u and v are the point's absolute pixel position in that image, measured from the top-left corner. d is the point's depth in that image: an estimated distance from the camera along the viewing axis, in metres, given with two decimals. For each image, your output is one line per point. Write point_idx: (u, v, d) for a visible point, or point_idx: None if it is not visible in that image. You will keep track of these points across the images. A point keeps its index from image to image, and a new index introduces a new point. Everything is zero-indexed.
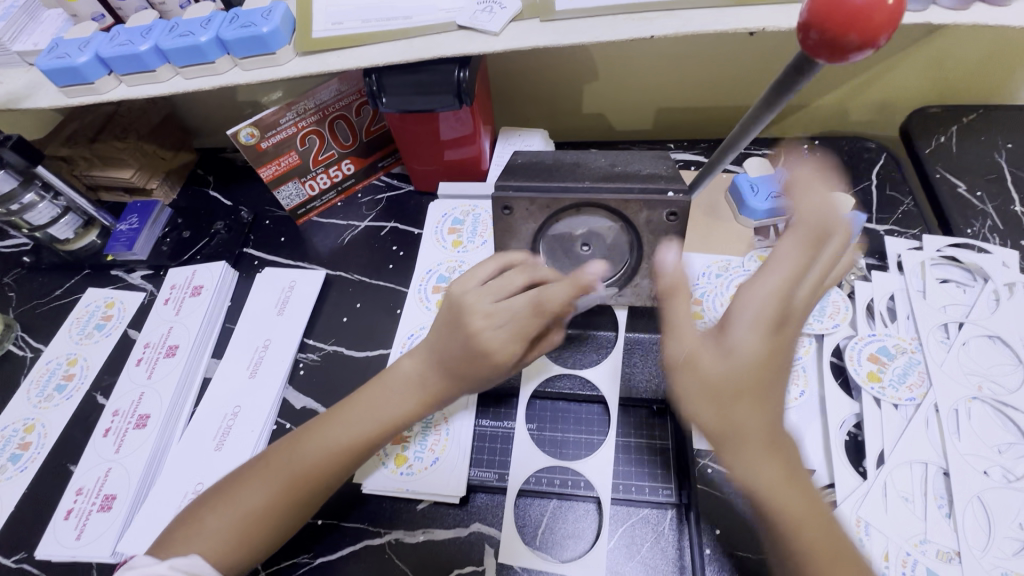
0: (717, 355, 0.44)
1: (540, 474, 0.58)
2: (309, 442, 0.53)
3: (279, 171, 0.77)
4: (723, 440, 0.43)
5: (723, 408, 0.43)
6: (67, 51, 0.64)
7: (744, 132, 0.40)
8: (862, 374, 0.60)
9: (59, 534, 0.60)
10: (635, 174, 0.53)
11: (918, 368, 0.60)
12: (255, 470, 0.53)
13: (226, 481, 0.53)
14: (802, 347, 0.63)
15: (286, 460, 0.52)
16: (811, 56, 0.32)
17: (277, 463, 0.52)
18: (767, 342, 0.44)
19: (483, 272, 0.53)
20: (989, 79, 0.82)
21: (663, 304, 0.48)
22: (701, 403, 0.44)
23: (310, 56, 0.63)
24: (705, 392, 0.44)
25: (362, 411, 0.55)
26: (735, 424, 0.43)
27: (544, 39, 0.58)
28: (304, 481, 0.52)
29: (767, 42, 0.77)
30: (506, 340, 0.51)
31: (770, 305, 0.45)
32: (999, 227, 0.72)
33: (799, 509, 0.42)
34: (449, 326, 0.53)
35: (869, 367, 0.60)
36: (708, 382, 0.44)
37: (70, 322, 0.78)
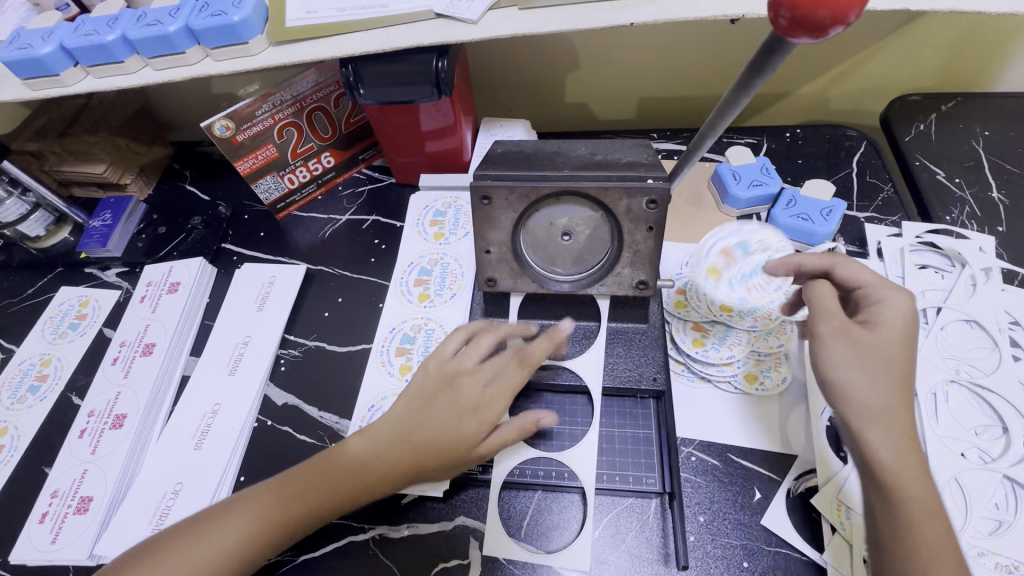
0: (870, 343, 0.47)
1: (528, 463, 0.57)
2: (303, 476, 0.50)
3: (257, 164, 0.75)
4: (877, 423, 0.45)
5: (867, 374, 0.47)
6: (31, 42, 0.62)
7: (720, 118, 0.40)
8: None
9: (34, 538, 0.59)
10: (615, 162, 0.52)
11: None
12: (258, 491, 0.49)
13: (206, 509, 0.49)
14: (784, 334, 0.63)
15: (287, 486, 0.49)
16: (784, 36, 0.32)
17: (272, 489, 0.49)
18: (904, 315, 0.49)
19: (453, 344, 0.57)
20: (967, 65, 0.83)
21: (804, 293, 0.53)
22: (851, 371, 0.47)
23: (284, 45, 0.61)
24: (859, 356, 0.47)
25: (346, 460, 0.51)
26: (883, 394, 0.46)
27: (523, 25, 0.57)
28: (295, 508, 0.48)
29: (746, 30, 0.77)
30: (494, 395, 0.53)
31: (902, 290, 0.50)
32: (976, 214, 0.73)
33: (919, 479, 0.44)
34: (431, 391, 0.54)
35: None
36: (865, 345, 0.47)
37: (43, 322, 0.76)
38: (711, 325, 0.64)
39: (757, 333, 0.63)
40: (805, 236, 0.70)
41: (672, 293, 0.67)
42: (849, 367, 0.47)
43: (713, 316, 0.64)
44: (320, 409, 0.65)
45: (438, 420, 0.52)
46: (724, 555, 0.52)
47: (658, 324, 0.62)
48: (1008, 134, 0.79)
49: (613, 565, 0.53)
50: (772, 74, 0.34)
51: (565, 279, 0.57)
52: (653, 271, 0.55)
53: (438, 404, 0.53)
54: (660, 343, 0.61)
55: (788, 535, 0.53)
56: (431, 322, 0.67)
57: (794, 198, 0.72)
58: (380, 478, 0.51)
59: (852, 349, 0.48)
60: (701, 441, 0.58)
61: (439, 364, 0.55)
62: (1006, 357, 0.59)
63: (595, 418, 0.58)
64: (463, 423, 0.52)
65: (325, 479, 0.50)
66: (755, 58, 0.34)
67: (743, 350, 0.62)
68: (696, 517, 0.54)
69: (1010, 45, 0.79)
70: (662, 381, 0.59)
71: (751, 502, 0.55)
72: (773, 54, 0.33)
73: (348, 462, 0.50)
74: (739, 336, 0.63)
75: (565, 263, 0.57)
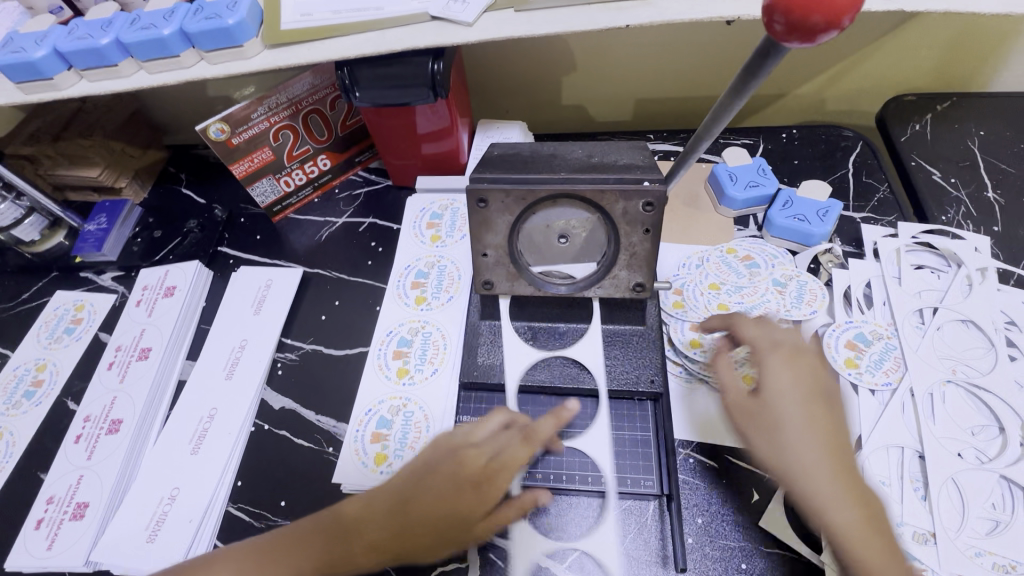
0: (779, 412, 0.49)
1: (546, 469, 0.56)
2: (285, 542, 0.49)
3: (252, 168, 0.75)
4: (808, 487, 0.46)
5: (772, 443, 0.49)
6: (24, 45, 0.61)
7: (715, 121, 0.40)
8: (840, 360, 0.60)
9: (30, 544, 0.58)
10: (612, 164, 0.52)
11: (894, 354, 0.60)
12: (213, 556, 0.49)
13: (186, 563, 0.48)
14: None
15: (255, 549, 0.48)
16: (779, 40, 0.32)
17: (255, 554, 0.48)
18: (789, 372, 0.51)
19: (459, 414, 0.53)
20: (962, 65, 0.83)
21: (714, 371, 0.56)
22: (761, 442, 0.49)
23: (279, 48, 0.61)
24: (761, 424, 0.50)
25: (340, 523, 0.48)
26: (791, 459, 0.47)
27: (519, 27, 0.57)
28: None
29: (742, 32, 0.77)
30: (498, 473, 0.49)
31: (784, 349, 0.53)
32: (972, 214, 0.73)
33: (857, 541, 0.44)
34: (432, 464, 0.50)
35: (847, 354, 0.60)
36: (761, 414, 0.50)
37: (38, 327, 0.76)
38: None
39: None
40: (801, 237, 0.70)
41: (670, 294, 0.67)
42: (760, 439, 0.49)
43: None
44: (318, 413, 0.64)
45: (444, 495, 0.48)
46: (722, 557, 0.52)
47: (656, 327, 0.61)
48: (1003, 133, 0.79)
49: None
50: (768, 77, 0.34)
51: (562, 281, 0.57)
52: (649, 273, 0.55)
53: (438, 480, 0.49)
54: (657, 344, 0.60)
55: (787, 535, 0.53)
56: (428, 325, 0.67)
57: (791, 198, 0.72)
58: (372, 546, 0.48)
59: (755, 421, 0.50)
60: (699, 442, 0.58)
61: (447, 437, 0.52)
62: (1002, 357, 0.59)
63: (599, 418, 0.57)
64: (469, 500, 0.48)
65: (315, 547, 0.48)
66: (751, 61, 0.34)
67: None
68: (694, 519, 0.54)
69: (1004, 45, 0.80)
70: (660, 383, 0.58)
71: (750, 503, 0.55)
72: (768, 58, 0.33)
73: (339, 523, 0.49)
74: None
75: (562, 266, 0.57)
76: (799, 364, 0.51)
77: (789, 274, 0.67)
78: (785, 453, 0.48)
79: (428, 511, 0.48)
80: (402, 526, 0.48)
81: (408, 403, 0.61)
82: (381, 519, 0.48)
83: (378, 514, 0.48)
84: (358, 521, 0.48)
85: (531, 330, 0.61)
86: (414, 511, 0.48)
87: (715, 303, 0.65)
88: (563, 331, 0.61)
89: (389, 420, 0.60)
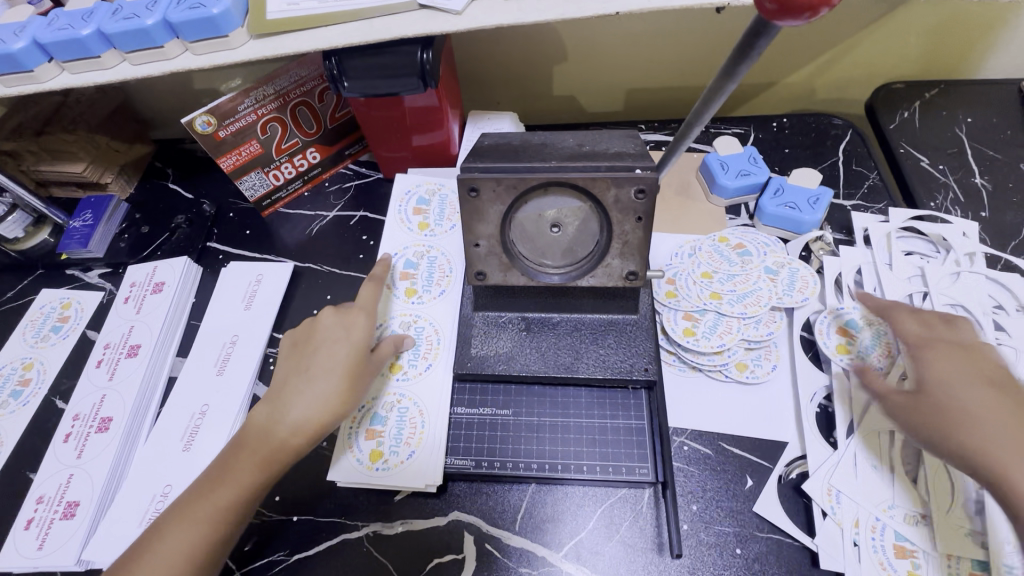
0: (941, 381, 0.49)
1: (554, 462, 0.56)
2: (222, 468, 0.53)
3: (240, 161, 0.74)
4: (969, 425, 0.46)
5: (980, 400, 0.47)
6: (2, 37, 0.60)
7: (704, 107, 0.40)
8: (831, 346, 0.61)
9: (19, 544, 0.57)
10: (603, 153, 0.52)
11: (886, 338, 0.60)
12: (145, 533, 0.51)
13: (150, 531, 0.51)
14: (773, 322, 0.63)
15: (175, 510, 0.52)
16: (770, 19, 0.31)
17: (197, 491, 0.52)
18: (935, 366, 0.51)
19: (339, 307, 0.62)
20: (950, 50, 0.83)
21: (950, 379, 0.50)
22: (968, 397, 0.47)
23: (265, 39, 0.60)
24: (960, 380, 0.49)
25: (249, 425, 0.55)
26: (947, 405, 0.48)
27: (507, 15, 0.56)
28: (203, 502, 0.51)
29: (731, 20, 0.77)
30: (335, 321, 0.60)
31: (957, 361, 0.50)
32: (960, 200, 0.74)
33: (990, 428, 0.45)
34: (300, 346, 0.60)
35: (838, 340, 0.61)
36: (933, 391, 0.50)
37: (24, 325, 0.75)
38: (702, 314, 0.64)
39: (748, 321, 0.63)
40: (793, 225, 0.70)
41: (662, 283, 0.67)
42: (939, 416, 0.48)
43: (703, 305, 0.64)
44: None
45: (304, 365, 0.58)
46: (718, 543, 0.53)
47: (649, 315, 0.60)
48: (991, 121, 0.80)
49: (608, 556, 0.53)
50: (759, 58, 0.34)
51: (555, 271, 0.57)
52: (642, 262, 0.55)
53: (303, 346, 0.60)
54: (651, 333, 0.59)
55: (780, 521, 0.53)
56: (420, 320, 0.67)
57: (782, 186, 0.72)
58: (269, 430, 0.54)
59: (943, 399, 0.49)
60: (693, 430, 0.59)
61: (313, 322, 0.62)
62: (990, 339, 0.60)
63: (540, 365, 0.58)
64: (334, 349, 0.57)
65: (223, 460, 0.54)
66: (742, 41, 0.34)
67: (734, 338, 0.62)
68: (689, 506, 0.55)
69: (992, 32, 0.80)
70: (654, 372, 0.57)
71: (744, 489, 0.55)
72: (759, 37, 0.33)
73: (240, 436, 0.55)
74: (730, 324, 0.63)
75: (554, 255, 0.56)
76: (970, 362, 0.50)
77: (781, 261, 0.67)
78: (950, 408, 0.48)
79: (296, 380, 0.57)
80: (282, 401, 0.55)
81: (402, 398, 0.60)
82: (265, 409, 0.56)
83: (261, 411, 0.56)
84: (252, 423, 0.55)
85: (524, 320, 0.60)
86: (300, 366, 0.57)
87: (706, 291, 0.65)
88: (557, 322, 0.60)
89: (383, 417, 0.59)
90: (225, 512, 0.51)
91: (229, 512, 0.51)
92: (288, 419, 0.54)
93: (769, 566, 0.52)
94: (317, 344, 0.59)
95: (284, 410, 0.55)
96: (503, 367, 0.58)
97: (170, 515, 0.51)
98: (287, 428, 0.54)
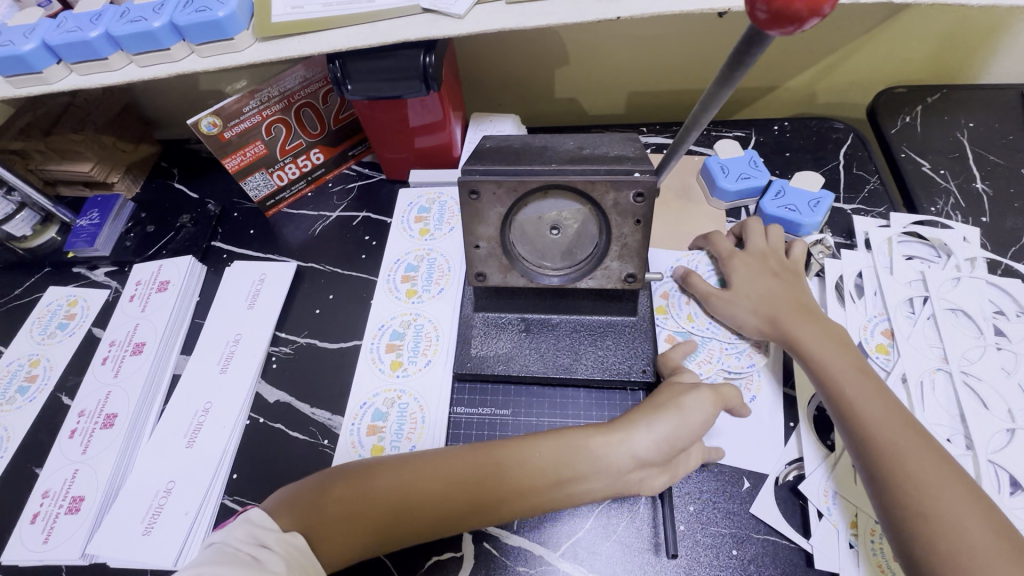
0: (760, 283, 0.62)
1: None
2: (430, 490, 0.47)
3: (245, 161, 0.75)
4: (812, 352, 0.55)
5: (797, 319, 0.58)
6: (13, 39, 0.61)
7: (701, 114, 0.41)
8: (681, 318, 0.65)
9: (26, 538, 0.58)
10: (603, 156, 0.52)
11: (883, 327, 0.62)
12: (304, 481, 0.49)
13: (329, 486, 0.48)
14: (756, 352, 0.62)
15: (382, 483, 0.47)
16: (762, 29, 0.32)
17: (398, 496, 0.47)
18: (757, 273, 0.63)
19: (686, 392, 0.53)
20: (951, 55, 0.83)
21: (756, 270, 0.63)
22: (795, 315, 0.58)
23: (269, 41, 0.60)
24: (763, 281, 0.62)
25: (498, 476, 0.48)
26: (757, 292, 0.61)
27: (510, 20, 0.57)
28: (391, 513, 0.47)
29: (732, 26, 0.78)
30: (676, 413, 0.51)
31: (766, 278, 0.62)
32: (960, 204, 0.74)
33: (823, 342, 0.56)
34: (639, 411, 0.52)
35: (689, 312, 0.65)
36: (749, 287, 0.62)
37: (31, 322, 0.76)
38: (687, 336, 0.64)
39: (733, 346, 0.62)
40: (792, 227, 0.71)
41: (656, 297, 0.67)
42: (761, 309, 0.60)
43: (688, 327, 0.64)
44: (313, 406, 0.65)
45: (647, 401, 0.53)
46: (714, 543, 0.53)
47: (647, 316, 0.60)
48: (993, 125, 0.80)
49: (605, 555, 0.53)
50: (754, 65, 0.35)
51: (554, 273, 0.57)
52: (641, 265, 0.55)
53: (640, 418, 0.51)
54: (649, 335, 0.59)
55: (776, 522, 0.54)
56: (420, 317, 0.68)
57: (783, 188, 0.72)
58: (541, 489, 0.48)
59: (753, 295, 0.61)
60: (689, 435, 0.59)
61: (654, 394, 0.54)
62: (989, 344, 0.60)
63: (537, 366, 0.59)
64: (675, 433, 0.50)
65: (467, 451, 0.50)
66: (738, 48, 0.34)
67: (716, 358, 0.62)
68: (686, 507, 0.55)
69: (993, 38, 0.80)
70: (652, 374, 0.57)
71: (741, 490, 0.56)
72: (753, 46, 0.33)
73: (485, 477, 0.48)
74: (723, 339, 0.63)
75: (553, 257, 0.57)
76: (757, 266, 0.63)
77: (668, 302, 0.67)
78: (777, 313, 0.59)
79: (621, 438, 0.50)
80: (622, 424, 0.51)
81: (403, 395, 0.62)
82: (586, 436, 0.50)
83: (588, 438, 0.50)
84: (564, 449, 0.49)
85: (524, 321, 0.60)
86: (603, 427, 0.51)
87: (686, 313, 0.65)
88: (556, 324, 0.60)
89: (384, 412, 0.61)
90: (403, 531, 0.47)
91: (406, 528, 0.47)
92: (647, 453, 0.49)
93: (765, 567, 0.52)
94: (682, 386, 0.53)
95: (684, 414, 0.51)
96: (502, 367, 0.59)
97: (364, 478, 0.48)
98: (637, 462, 0.49)
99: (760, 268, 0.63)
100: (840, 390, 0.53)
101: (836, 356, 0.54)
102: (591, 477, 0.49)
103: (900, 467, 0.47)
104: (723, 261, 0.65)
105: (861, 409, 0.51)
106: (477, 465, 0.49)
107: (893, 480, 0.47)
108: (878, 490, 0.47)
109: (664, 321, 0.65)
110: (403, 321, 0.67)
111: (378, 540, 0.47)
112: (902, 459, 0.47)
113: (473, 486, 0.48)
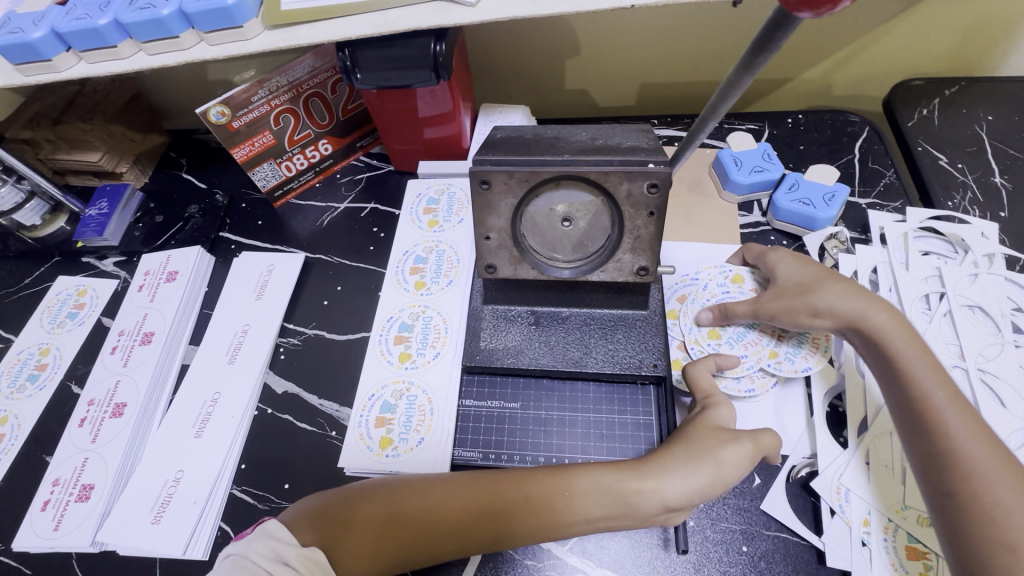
0: (817, 271, 0.59)
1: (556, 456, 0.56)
2: (462, 509, 0.47)
3: (253, 151, 0.74)
4: (898, 349, 0.52)
5: (875, 309, 0.55)
6: (23, 26, 0.61)
7: (721, 101, 0.39)
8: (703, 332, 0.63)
9: (37, 525, 0.59)
10: (615, 147, 0.52)
11: None
12: (317, 497, 0.49)
13: (363, 498, 0.48)
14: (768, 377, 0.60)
15: (415, 505, 0.47)
16: (791, 11, 0.30)
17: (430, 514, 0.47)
18: (810, 263, 0.60)
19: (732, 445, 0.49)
20: (971, 46, 0.81)
21: (804, 262, 0.60)
22: (865, 305, 0.55)
23: (279, 30, 0.60)
24: (817, 271, 0.59)
25: (529, 504, 0.47)
26: (814, 281, 0.58)
27: (522, 8, 0.56)
28: (419, 529, 0.46)
29: (747, 15, 0.76)
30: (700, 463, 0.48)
31: (817, 269, 0.59)
32: (978, 199, 0.72)
33: (905, 343, 0.52)
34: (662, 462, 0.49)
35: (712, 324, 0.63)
36: (804, 275, 0.59)
37: (41, 311, 0.76)
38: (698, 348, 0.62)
39: (775, 372, 0.59)
40: (806, 221, 0.70)
41: (671, 300, 0.66)
42: (822, 296, 0.56)
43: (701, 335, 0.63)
44: (321, 397, 0.65)
45: (681, 443, 0.50)
46: (724, 539, 0.53)
47: (659, 311, 0.59)
48: (1012, 118, 0.78)
49: (614, 549, 0.53)
50: (778, 51, 0.34)
51: (565, 265, 0.56)
52: (653, 257, 0.54)
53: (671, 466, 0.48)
54: (661, 329, 0.58)
55: (787, 520, 0.53)
56: (429, 309, 0.67)
57: (797, 181, 0.71)
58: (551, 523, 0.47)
59: (807, 283, 0.58)
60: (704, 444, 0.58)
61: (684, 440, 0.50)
62: (1007, 341, 0.59)
63: (547, 359, 0.58)
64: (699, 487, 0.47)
65: (502, 479, 0.49)
66: (762, 33, 0.33)
67: (739, 369, 0.60)
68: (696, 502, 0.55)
69: (1016, 27, 0.78)
70: (664, 368, 0.57)
71: (752, 486, 0.55)
72: (779, 29, 0.32)
73: (517, 502, 0.47)
74: (761, 334, 0.61)
75: (564, 249, 0.56)
76: (806, 259, 0.61)
77: (681, 307, 0.65)
78: (846, 300, 0.55)
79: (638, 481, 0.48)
80: (650, 469, 0.48)
81: (411, 387, 0.62)
82: (618, 481, 0.48)
83: (615, 481, 0.48)
84: (596, 482, 0.48)
85: (533, 314, 0.60)
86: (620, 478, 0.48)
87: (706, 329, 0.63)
88: (566, 317, 0.59)
89: (393, 405, 0.61)
90: (429, 546, 0.47)
91: (432, 543, 0.47)
92: (677, 503, 0.48)
93: (776, 564, 0.52)
94: (722, 432, 0.50)
95: (721, 468, 0.48)
96: (511, 361, 0.58)
97: (394, 494, 0.48)
98: (666, 508, 0.48)
99: (806, 260, 0.61)
100: (926, 397, 0.49)
101: (920, 359, 0.51)
102: (613, 517, 0.48)
103: (990, 494, 0.44)
104: (763, 256, 0.63)
105: (947, 420, 0.48)
106: (512, 489, 0.48)
107: (979, 509, 0.44)
108: (952, 511, 0.45)
109: (675, 325, 0.64)
110: (411, 313, 0.67)
111: (405, 554, 0.47)
112: (990, 483, 0.44)
113: (506, 517, 0.47)
